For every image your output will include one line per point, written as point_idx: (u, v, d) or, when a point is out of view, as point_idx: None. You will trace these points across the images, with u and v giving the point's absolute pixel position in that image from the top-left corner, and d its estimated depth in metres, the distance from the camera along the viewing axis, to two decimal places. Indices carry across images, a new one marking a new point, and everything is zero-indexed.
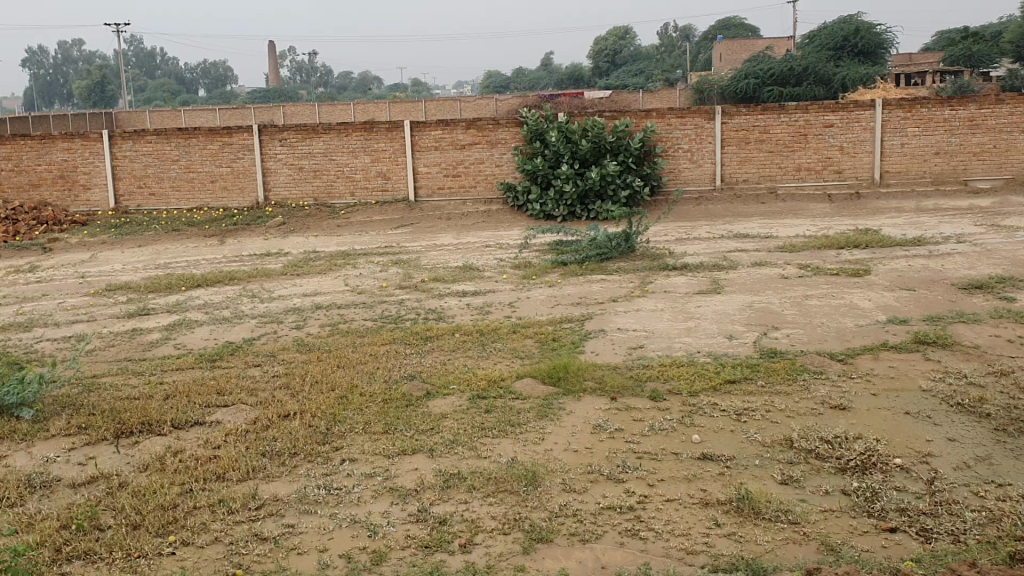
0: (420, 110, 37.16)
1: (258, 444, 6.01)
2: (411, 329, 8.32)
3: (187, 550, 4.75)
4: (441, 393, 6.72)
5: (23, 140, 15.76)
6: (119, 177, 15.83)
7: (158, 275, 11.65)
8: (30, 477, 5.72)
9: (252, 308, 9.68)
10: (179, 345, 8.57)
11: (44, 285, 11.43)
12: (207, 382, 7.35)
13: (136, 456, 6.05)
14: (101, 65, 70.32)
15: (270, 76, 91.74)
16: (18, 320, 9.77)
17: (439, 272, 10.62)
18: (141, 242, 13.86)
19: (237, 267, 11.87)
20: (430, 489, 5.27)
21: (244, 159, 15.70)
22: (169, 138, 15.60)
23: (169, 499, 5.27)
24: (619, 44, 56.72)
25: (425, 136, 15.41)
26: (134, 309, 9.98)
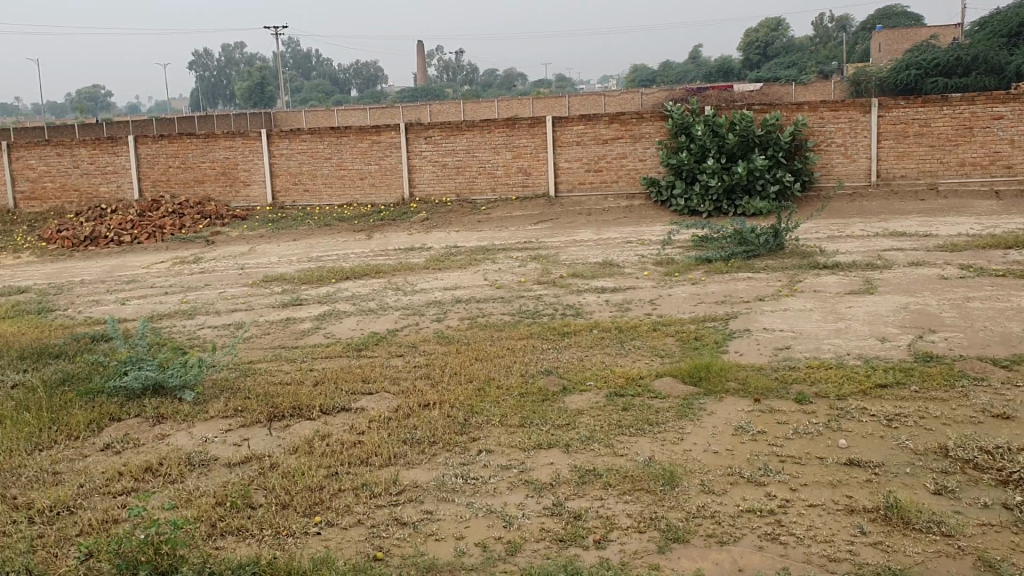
0: (564, 105, 37.32)
1: (399, 431, 6.18)
2: (549, 324, 8.36)
3: (331, 531, 4.93)
4: (578, 388, 6.72)
5: (188, 139, 16.62)
6: (276, 174, 16.59)
7: (309, 268, 12.13)
8: (190, 455, 6.08)
9: (396, 300, 9.95)
10: (328, 334, 8.91)
11: (206, 276, 12.12)
12: (354, 371, 7.61)
13: (286, 439, 6.33)
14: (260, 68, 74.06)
15: (418, 75, 94.15)
16: (182, 308, 10.39)
17: (579, 267, 10.63)
18: (295, 236, 14.50)
19: (383, 260, 12.24)
20: (566, 484, 5.28)
21: (391, 157, 16.16)
22: (321, 136, 16.23)
23: (315, 482, 5.49)
24: (770, 36, 55.12)
25: (567, 131, 15.43)
26: (288, 300, 10.44)
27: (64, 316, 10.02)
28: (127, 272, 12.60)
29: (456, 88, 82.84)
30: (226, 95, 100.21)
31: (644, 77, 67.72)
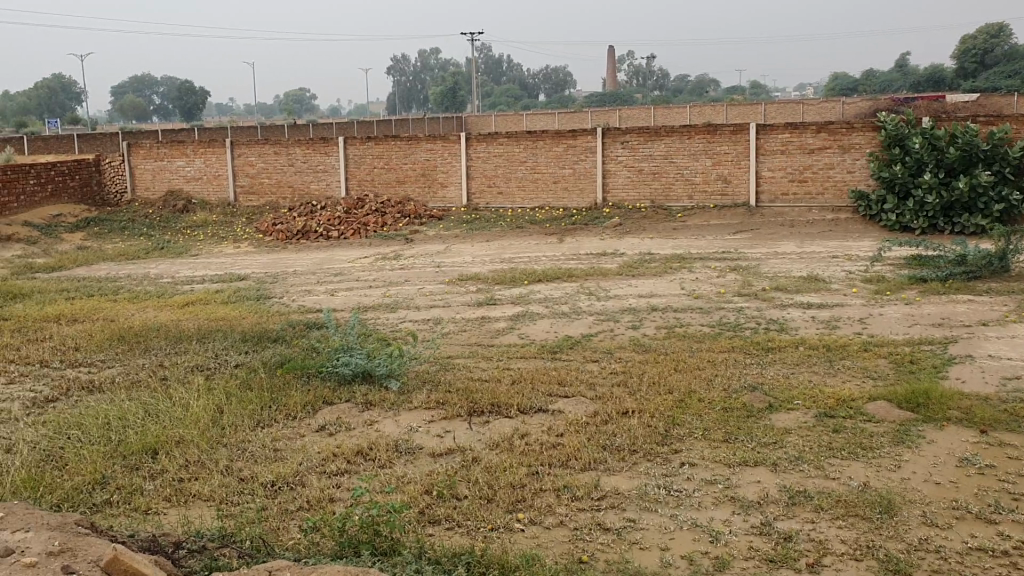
0: (759, 112, 36.45)
1: (599, 436, 6.19)
2: (751, 338, 8.15)
3: (535, 529, 5.00)
4: (785, 407, 6.51)
5: (393, 141, 17.35)
6: (473, 177, 17.03)
7: (504, 269, 12.38)
8: (397, 443, 6.32)
9: (590, 305, 9.99)
10: (523, 335, 9.06)
11: (406, 272, 12.61)
12: (551, 372, 7.70)
13: (487, 434, 6.48)
14: (454, 74, 76.60)
15: (608, 81, 94.44)
16: (386, 302, 10.85)
17: (781, 281, 10.31)
18: (490, 237, 14.84)
19: (576, 264, 12.33)
20: (774, 504, 5.12)
21: (587, 161, 16.24)
22: (519, 139, 16.53)
23: (517, 479, 5.58)
24: (989, 43, 51.24)
25: (770, 139, 15.02)
26: (484, 299, 10.70)
27: (279, 304, 10.67)
28: (334, 265, 13.29)
29: (645, 93, 82.22)
30: (420, 98, 103.78)
31: (843, 85, 64.71)
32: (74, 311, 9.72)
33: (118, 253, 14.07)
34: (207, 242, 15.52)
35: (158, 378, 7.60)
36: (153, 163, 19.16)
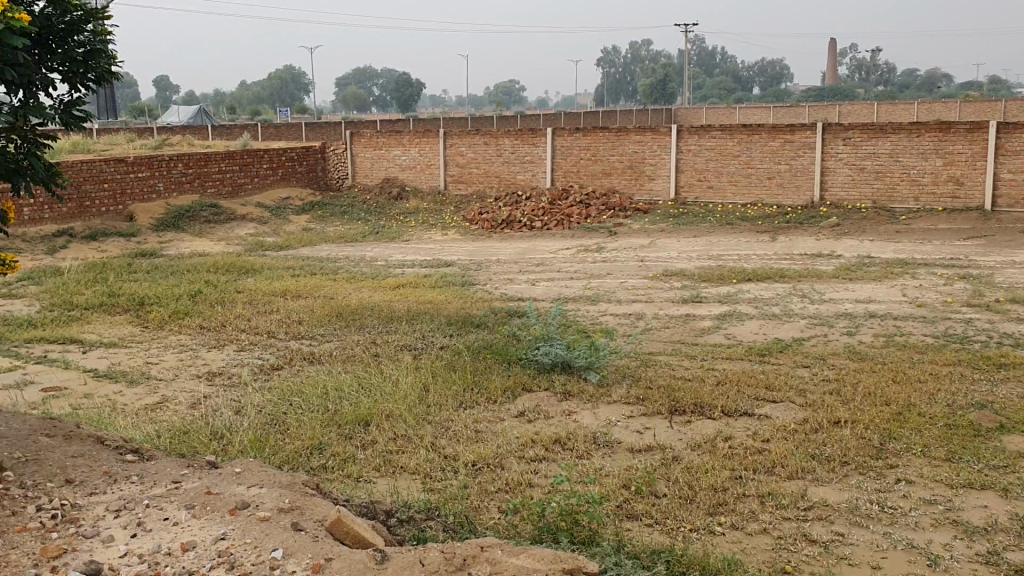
0: (997, 110, 33.75)
1: (808, 445, 5.93)
2: (981, 353, 7.55)
3: (736, 534, 4.85)
4: (1018, 429, 5.98)
5: (603, 132, 17.33)
6: (682, 170, 16.76)
7: (711, 266, 12.09)
8: (595, 435, 6.31)
9: (802, 308, 9.59)
10: (728, 335, 8.82)
11: (609, 264, 12.60)
12: (757, 375, 7.45)
13: (689, 434, 6.35)
14: (665, 67, 75.79)
15: (826, 74, 90.43)
16: (588, 294, 10.88)
17: (1018, 292, 9.50)
18: (697, 233, 14.57)
19: (787, 265, 11.88)
20: (1003, 532, 4.72)
21: (804, 158, 15.60)
22: (732, 133, 16.12)
23: (719, 482, 5.44)
24: None
25: (1013, 139, 13.85)
26: (689, 295, 10.51)
27: (484, 290, 10.94)
28: (538, 255, 13.48)
29: (868, 88, 77.99)
30: (627, 91, 103.34)
31: None
32: (300, 288, 10.31)
33: (337, 235, 14.87)
34: (417, 228, 16.14)
35: (370, 354, 7.90)
36: (373, 151, 20.13)
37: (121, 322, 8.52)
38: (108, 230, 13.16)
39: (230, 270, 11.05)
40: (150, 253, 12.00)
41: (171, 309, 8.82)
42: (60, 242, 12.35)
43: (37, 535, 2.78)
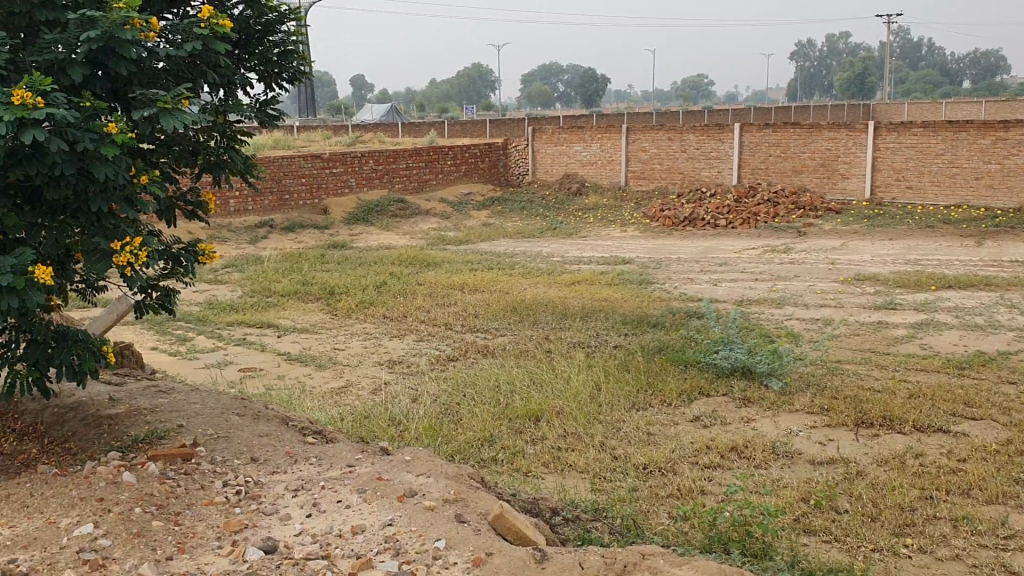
0: None
1: (1010, 468, 5.47)
2: None
3: (925, 558, 4.51)
4: None
5: (793, 128, 16.62)
6: (878, 169, 15.86)
7: (908, 271, 11.36)
8: (774, 445, 5.92)
9: (1009, 320, 8.86)
10: (925, 346, 8.25)
11: (796, 266, 12.11)
12: (955, 390, 6.90)
13: (875, 449, 5.94)
14: (864, 60, 72.19)
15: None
16: (772, 296, 10.50)
17: None
18: (893, 235, 13.76)
19: (994, 272, 11.02)
20: None
21: (1018, 157, 14.40)
22: (935, 130, 15.13)
23: (907, 501, 5.07)
24: None
25: None
26: (882, 302, 9.94)
27: (663, 289, 10.77)
28: (720, 255, 13.14)
29: None
30: (822, 85, 99.05)
31: None
32: (478, 282, 10.49)
33: (517, 231, 15.03)
34: (597, 224, 16.12)
35: (544, 350, 7.83)
36: (554, 148, 20.15)
37: (312, 310, 8.96)
38: (304, 222, 13.89)
39: (414, 263, 11.40)
40: (341, 245, 12.57)
41: (359, 298, 9.22)
42: (261, 233, 13.15)
43: (221, 509, 2.85)
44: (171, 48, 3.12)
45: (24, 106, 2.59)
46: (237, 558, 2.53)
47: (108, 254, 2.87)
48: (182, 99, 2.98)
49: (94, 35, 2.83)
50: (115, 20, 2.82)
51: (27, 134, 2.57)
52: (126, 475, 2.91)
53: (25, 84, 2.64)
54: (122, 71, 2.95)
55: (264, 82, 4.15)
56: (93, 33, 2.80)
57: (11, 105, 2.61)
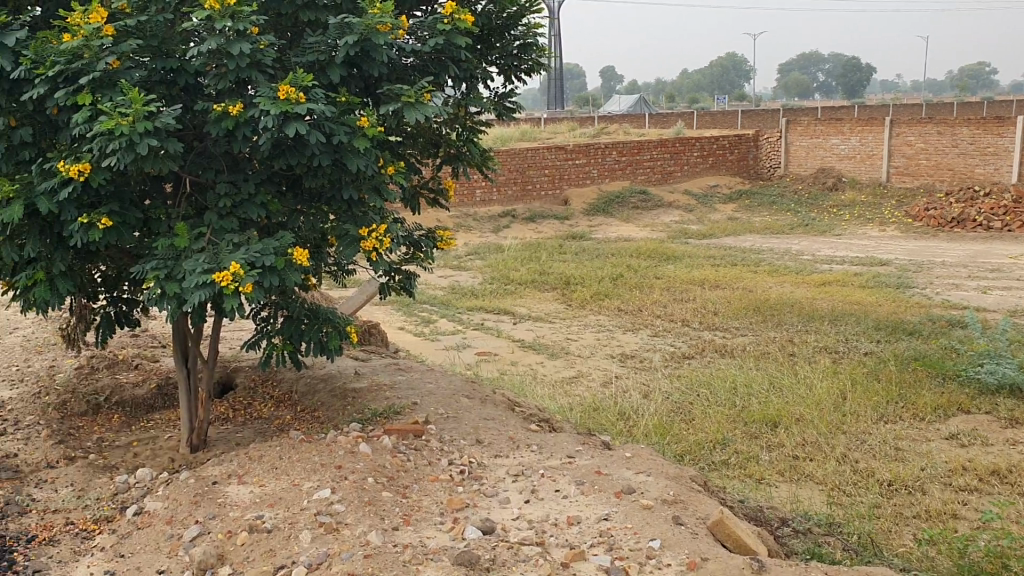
0: None
1: None
2: None
3: None
4: None
5: None
6: None
7: None
8: None
9: None
10: None
11: None
12: None
13: None
14: None
15: None
16: None
17: None
18: None
19: None
20: None
21: None
22: None
23: None
24: None
25: None
26: None
27: (923, 295, 9.96)
28: (993, 260, 12.00)
29: None
30: None
31: None
32: (719, 278, 10.22)
33: (764, 225, 14.45)
34: (853, 221, 14.90)
35: (786, 353, 7.27)
36: (809, 140, 18.04)
37: (548, 299, 9.13)
38: (545, 212, 14.14)
39: (653, 256, 11.30)
40: (581, 236, 12.67)
41: (595, 289, 9.28)
42: (505, 222, 13.56)
43: (445, 486, 2.92)
44: (419, 44, 3.24)
45: (290, 101, 2.64)
46: (457, 534, 2.57)
47: (356, 239, 2.92)
48: (425, 95, 3.06)
49: (352, 39, 2.96)
50: (370, 21, 2.94)
51: (292, 129, 2.63)
52: (362, 446, 3.07)
53: (291, 81, 2.70)
54: (374, 72, 3.09)
55: (505, 76, 3.92)
56: (349, 37, 2.95)
57: (276, 100, 2.66)
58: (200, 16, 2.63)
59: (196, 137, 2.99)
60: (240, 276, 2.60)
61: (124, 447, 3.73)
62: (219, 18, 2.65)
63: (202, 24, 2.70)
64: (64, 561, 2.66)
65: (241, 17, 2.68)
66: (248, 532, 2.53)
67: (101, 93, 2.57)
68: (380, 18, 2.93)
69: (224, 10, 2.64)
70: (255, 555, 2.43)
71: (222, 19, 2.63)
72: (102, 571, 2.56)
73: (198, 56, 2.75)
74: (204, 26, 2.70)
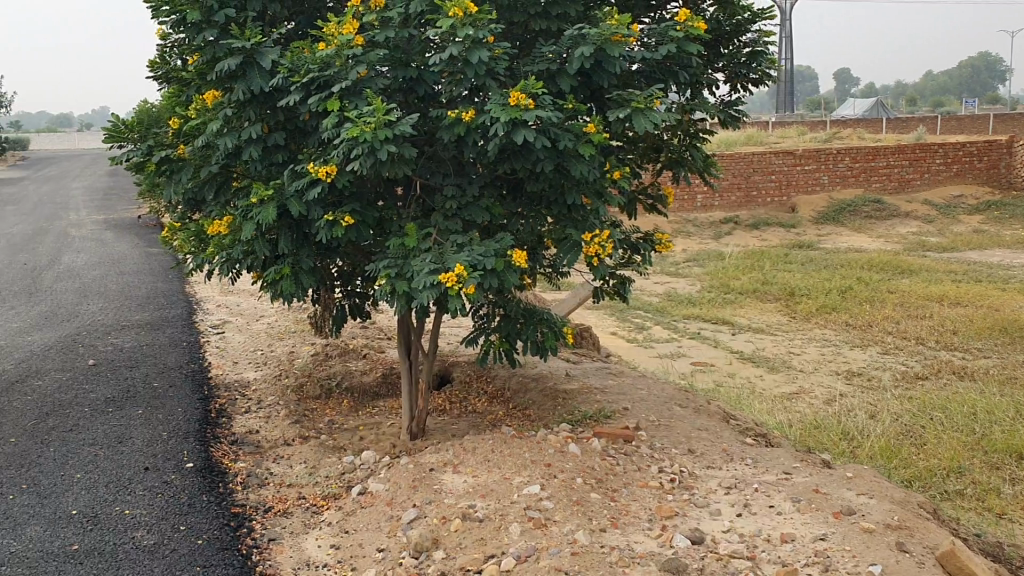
0: None
1: None
2: None
3: None
4: None
5: None
6: None
7: None
8: None
9: None
10: None
11: None
12: None
13: None
14: None
15: None
16: None
17: None
18: None
19: None
20: None
21: None
22: None
23: None
24: None
25: None
26: None
27: None
28: None
29: None
30: None
31: None
32: (961, 294, 9.41)
33: (1017, 238, 13.14)
34: None
35: None
36: None
37: (770, 310, 8.83)
38: (771, 219, 13.61)
39: (887, 269, 10.60)
40: (808, 245, 12.13)
41: (821, 302, 8.85)
42: (726, 229, 13.26)
43: (655, 493, 2.87)
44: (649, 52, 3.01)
45: (520, 107, 2.52)
46: (666, 542, 2.52)
47: (579, 244, 2.91)
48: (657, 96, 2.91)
49: (587, 52, 2.71)
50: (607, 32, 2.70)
51: (520, 136, 2.52)
52: (572, 447, 3.10)
53: (523, 88, 2.58)
54: (605, 84, 2.87)
55: (730, 84, 3.72)
56: (584, 49, 2.69)
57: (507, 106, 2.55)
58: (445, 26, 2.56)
59: (427, 143, 3.07)
60: (464, 277, 2.61)
61: (351, 430, 3.97)
62: (460, 26, 2.59)
63: (445, 30, 2.64)
64: (295, 531, 2.86)
65: (481, 23, 2.63)
66: (462, 520, 2.63)
67: (347, 100, 2.74)
68: (617, 29, 2.70)
69: (467, 19, 2.59)
70: (467, 542, 2.51)
71: (462, 28, 2.56)
72: (330, 544, 2.74)
73: (436, 59, 2.70)
74: (445, 33, 2.65)
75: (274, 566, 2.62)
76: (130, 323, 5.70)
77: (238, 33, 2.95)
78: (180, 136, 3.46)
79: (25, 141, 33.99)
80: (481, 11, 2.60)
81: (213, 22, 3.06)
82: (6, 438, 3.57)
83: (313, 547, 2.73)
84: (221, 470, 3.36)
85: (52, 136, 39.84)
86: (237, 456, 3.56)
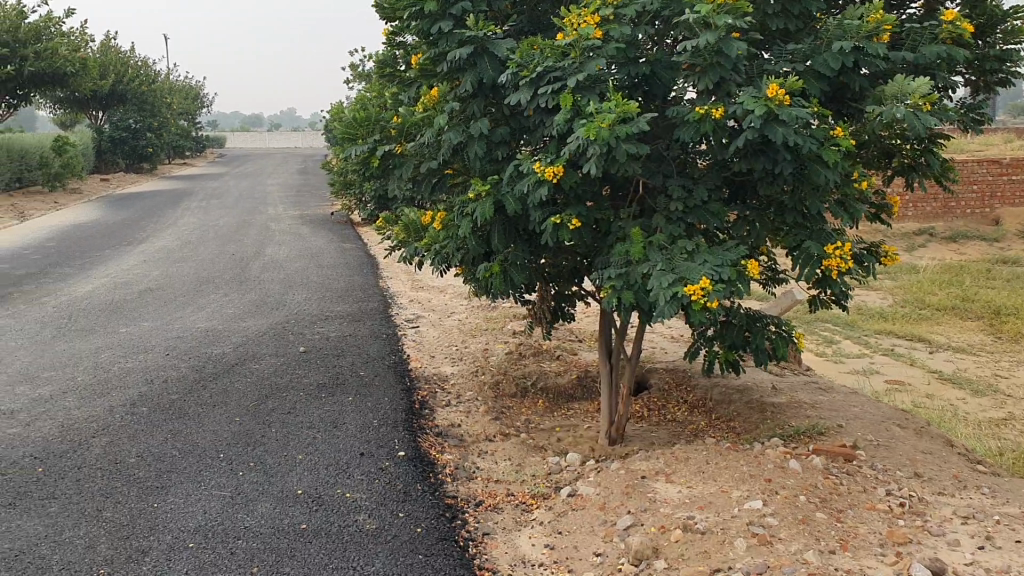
0: None
1: None
2: None
3: None
4: None
5: None
6: None
7: None
8: None
9: None
10: None
11: None
12: None
13: None
14: None
15: None
16: None
17: None
18: None
19: None
20: None
21: None
22: None
23: None
24: None
25: None
26: None
27: None
28: None
29: None
30: None
31: None
32: None
33: None
34: None
35: None
36: None
37: (972, 330, 8.21)
38: (970, 232, 12.70)
39: None
40: (1013, 260, 11.24)
41: None
42: (920, 241, 12.52)
43: (884, 517, 2.70)
44: (907, 55, 2.81)
45: (775, 102, 2.46)
46: (903, 569, 2.34)
47: (818, 257, 2.81)
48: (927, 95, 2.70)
49: (846, 46, 2.66)
50: (869, 28, 2.65)
51: (774, 132, 2.46)
52: (793, 463, 2.99)
53: (778, 83, 2.52)
54: (855, 87, 2.82)
55: (973, 86, 3.40)
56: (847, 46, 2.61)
57: (760, 99, 2.49)
58: (705, 14, 2.50)
59: (652, 141, 3.02)
60: (709, 290, 2.50)
61: (548, 431, 3.98)
62: (717, 15, 2.52)
63: (699, 19, 2.59)
64: (508, 527, 2.88)
65: (737, 12, 2.55)
66: (682, 531, 2.57)
67: (582, 93, 2.75)
68: (883, 23, 2.64)
69: (726, 8, 2.52)
70: (690, 554, 2.45)
71: (722, 18, 2.49)
72: (544, 543, 2.74)
73: (683, 50, 2.67)
74: (699, 21, 2.60)
75: (491, 561, 2.64)
76: (333, 314, 5.96)
77: (471, 25, 2.97)
78: (402, 133, 3.55)
79: (222, 139, 36.41)
80: (739, 1, 2.52)
81: (448, 16, 3.09)
82: (232, 417, 3.80)
83: (527, 545, 2.74)
84: (431, 460, 3.44)
85: (247, 135, 42.47)
86: (444, 448, 3.63)
